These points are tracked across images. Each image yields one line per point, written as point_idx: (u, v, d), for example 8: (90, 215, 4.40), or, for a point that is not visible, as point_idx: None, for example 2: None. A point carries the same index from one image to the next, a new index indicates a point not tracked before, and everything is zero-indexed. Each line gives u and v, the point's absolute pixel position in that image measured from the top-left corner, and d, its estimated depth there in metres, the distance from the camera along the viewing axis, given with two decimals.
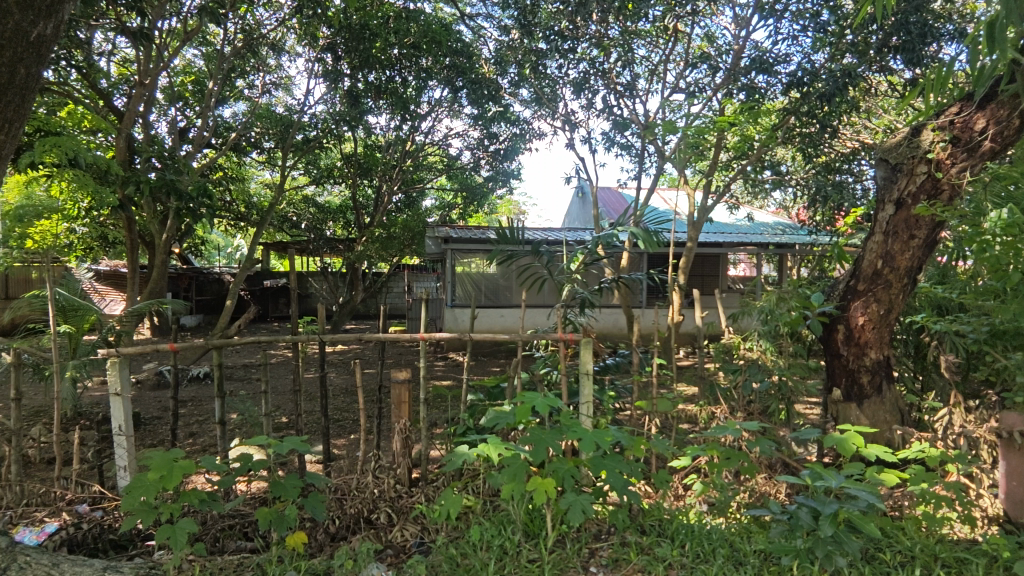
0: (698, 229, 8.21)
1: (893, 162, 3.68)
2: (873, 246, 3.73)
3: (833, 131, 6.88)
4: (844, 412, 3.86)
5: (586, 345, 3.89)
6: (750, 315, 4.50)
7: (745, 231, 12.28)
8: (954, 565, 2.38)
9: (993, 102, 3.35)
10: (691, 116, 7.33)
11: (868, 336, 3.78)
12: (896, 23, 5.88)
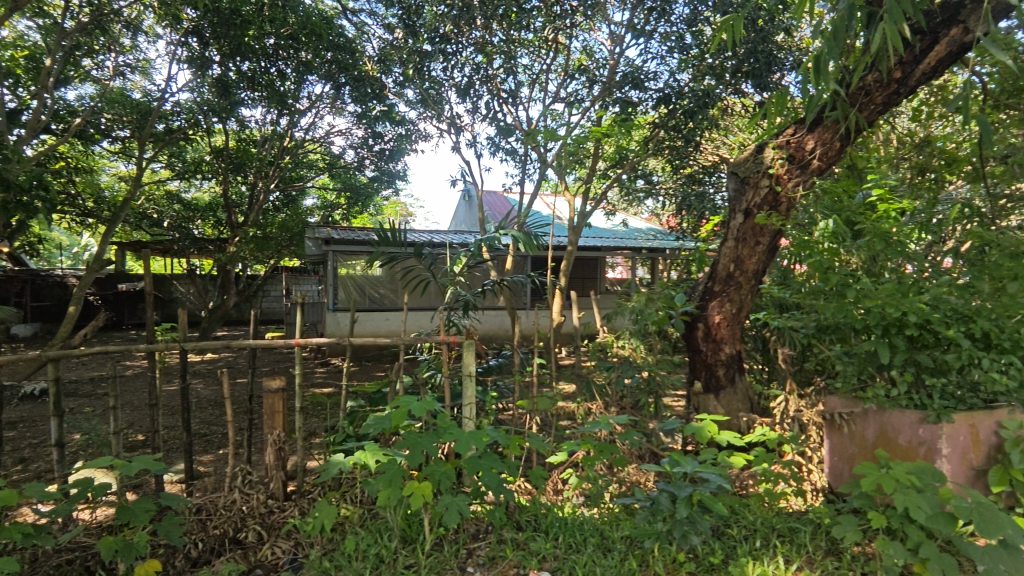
0: (578, 234, 8.56)
1: (742, 176, 4.07)
2: (726, 251, 4.11)
3: (695, 145, 7.48)
4: (703, 403, 4.20)
5: (468, 347, 3.90)
6: (623, 315, 4.77)
7: (622, 236, 13.01)
8: (787, 534, 2.68)
9: (819, 126, 3.83)
10: (571, 125, 7.64)
11: (723, 332, 4.15)
12: (747, 51, 6.50)
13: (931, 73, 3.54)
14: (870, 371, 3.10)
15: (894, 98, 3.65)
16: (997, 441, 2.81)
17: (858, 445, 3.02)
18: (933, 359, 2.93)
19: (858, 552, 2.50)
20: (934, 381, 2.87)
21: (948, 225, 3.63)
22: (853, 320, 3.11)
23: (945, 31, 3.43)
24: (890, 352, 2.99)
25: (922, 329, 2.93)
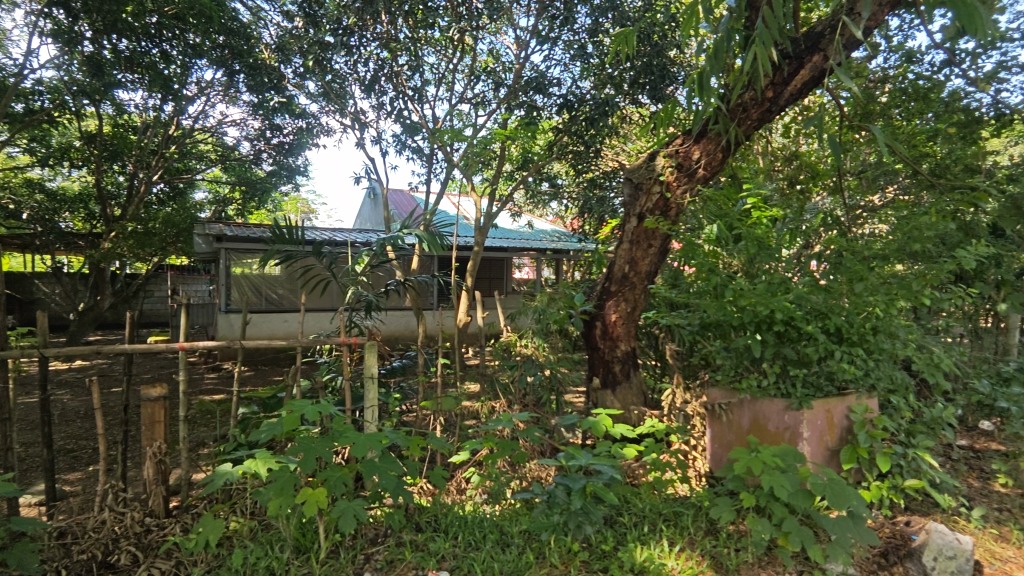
0: (484, 234, 8.61)
1: (636, 181, 4.29)
2: (622, 252, 4.31)
3: (597, 151, 7.76)
4: (601, 398, 4.38)
5: (370, 348, 3.80)
6: (526, 314, 4.86)
7: (528, 237, 13.23)
8: (672, 518, 2.87)
9: (704, 138, 4.11)
10: (477, 126, 7.67)
11: (619, 330, 4.34)
12: (643, 65, 6.84)
13: (797, 94, 3.92)
14: (746, 364, 3.38)
15: (767, 116, 4.00)
16: (849, 424, 3.14)
17: (735, 432, 3.28)
18: (797, 352, 3.25)
19: (732, 531, 2.72)
20: (797, 372, 3.19)
21: (812, 231, 4.03)
22: (730, 318, 3.38)
23: (809, 57, 3.79)
24: (761, 347, 3.28)
25: (788, 325, 3.24)
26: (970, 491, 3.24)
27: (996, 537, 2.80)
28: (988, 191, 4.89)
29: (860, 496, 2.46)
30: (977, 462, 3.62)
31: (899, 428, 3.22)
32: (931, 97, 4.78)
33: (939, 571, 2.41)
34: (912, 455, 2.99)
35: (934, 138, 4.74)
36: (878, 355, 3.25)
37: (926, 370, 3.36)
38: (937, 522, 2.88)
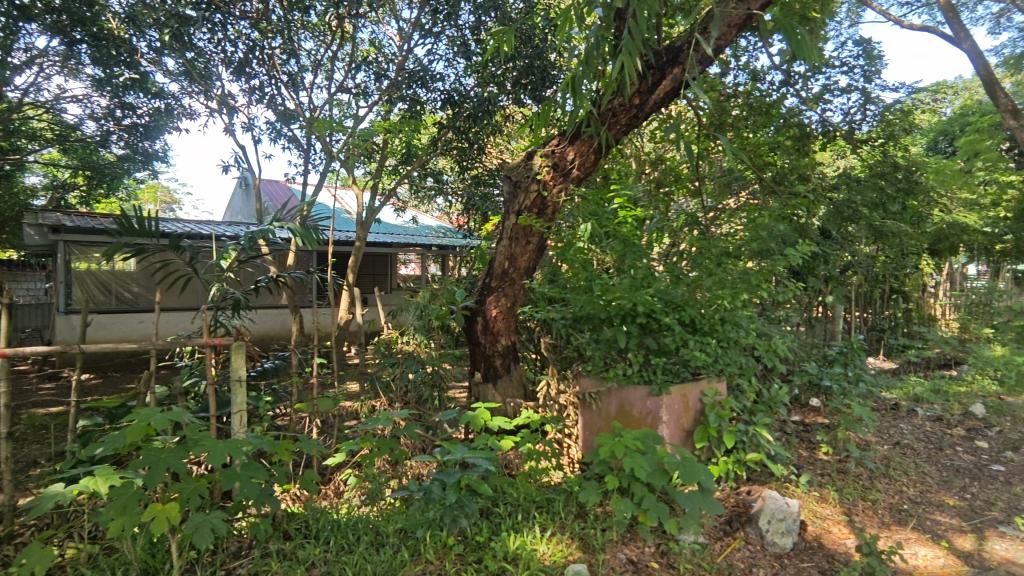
0: (366, 229, 8.36)
1: (514, 179, 4.38)
2: (502, 249, 4.38)
3: (481, 148, 7.81)
4: (482, 392, 4.41)
5: (237, 348, 3.51)
6: (408, 311, 4.79)
7: (413, 233, 13.03)
8: (545, 505, 2.98)
9: (578, 140, 4.27)
10: (358, 118, 7.42)
11: (500, 325, 4.38)
12: (524, 66, 7.02)
13: (660, 103, 4.20)
14: (613, 355, 3.60)
15: (634, 121, 4.25)
16: (701, 406, 3.45)
17: (604, 419, 3.50)
18: (657, 341, 3.51)
19: (599, 512, 2.88)
20: (657, 360, 3.45)
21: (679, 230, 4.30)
22: (600, 312, 3.56)
23: (670, 69, 4.08)
24: (627, 338, 3.51)
25: (650, 317, 3.50)
26: (800, 460, 3.69)
27: (818, 498, 3.23)
28: (815, 197, 5.59)
29: (707, 470, 2.71)
30: (807, 434, 4.14)
31: (742, 407, 3.59)
32: (772, 112, 5.36)
33: (772, 532, 2.74)
34: (752, 431, 3.36)
35: (776, 150, 5.40)
36: (726, 342, 3.60)
37: (765, 355, 3.78)
38: (772, 489, 3.26)
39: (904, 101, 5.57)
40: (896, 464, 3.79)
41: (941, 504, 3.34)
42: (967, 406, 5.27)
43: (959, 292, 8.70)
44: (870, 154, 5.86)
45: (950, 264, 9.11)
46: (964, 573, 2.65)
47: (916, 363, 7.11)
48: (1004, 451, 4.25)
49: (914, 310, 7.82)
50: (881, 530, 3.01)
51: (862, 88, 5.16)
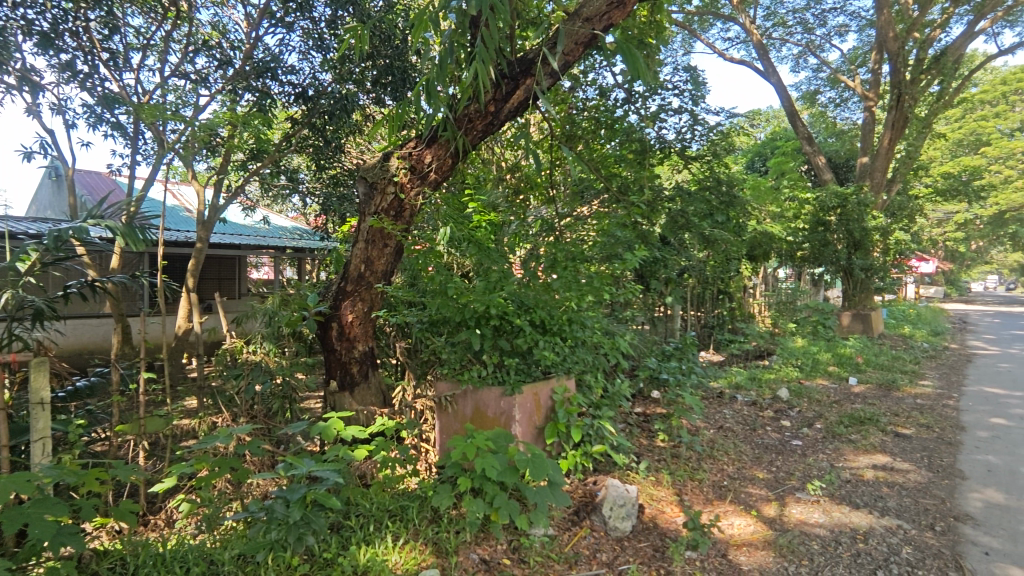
0: (208, 230, 7.62)
1: (370, 180, 4.25)
2: (357, 252, 4.15)
3: (339, 147, 7.47)
4: (339, 400, 4.18)
5: (38, 366, 3.00)
6: (255, 318, 4.43)
7: (264, 234, 12.13)
8: (399, 513, 2.92)
9: (435, 143, 4.22)
10: (198, 107, 6.75)
11: (356, 331, 4.16)
12: (384, 66, 6.86)
13: (514, 111, 4.29)
14: (468, 357, 3.65)
15: (490, 128, 4.30)
16: (551, 403, 3.60)
17: (459, 421, 3.53)
18: (510, 343, 3.60)
19: (453, 514, 2.89)
20: (510, 361, 3.54)
21: (537, 235, 4.43)
22: (456, 315, 3.56)
23: (523, 79, 4.18)
24: (481, 340, 3.56)
25: (503, 319, 3.57)
26: (639, 448, 4.01)
27: (653, 482, 3.53)
28: (654, 207, 6.14)
29: (555, 464, 2.84)
30: (647, 424, 4.51)
31: (589, 402, 3.82)
32: (616, 126, 5.79)
33: (614, 517, 2.94)
34: (596, 424, 3.58)
35: (620, 162, 5.84)
36: (574, 341, 3.79)
37: (610, 352, 4.05)
38: (614, 477, 3.51)
39: (726, 125, 6.31)
40: (720, 446, 4.26)
41: (753, 478, 3.82)
42: (775, 391, 6.10)
43: (771, 292, 10.05)
44: (699, 170, 6.56)
45: (765, 268, 10.49)
46: (769, 536, 3.04)
47: (738, 355, 8.07)
48: (801, 428, 4.98)
49: (736, 308, 8.88)
50: (705, 505, 3.38)
51: (690, 111, 5.76)
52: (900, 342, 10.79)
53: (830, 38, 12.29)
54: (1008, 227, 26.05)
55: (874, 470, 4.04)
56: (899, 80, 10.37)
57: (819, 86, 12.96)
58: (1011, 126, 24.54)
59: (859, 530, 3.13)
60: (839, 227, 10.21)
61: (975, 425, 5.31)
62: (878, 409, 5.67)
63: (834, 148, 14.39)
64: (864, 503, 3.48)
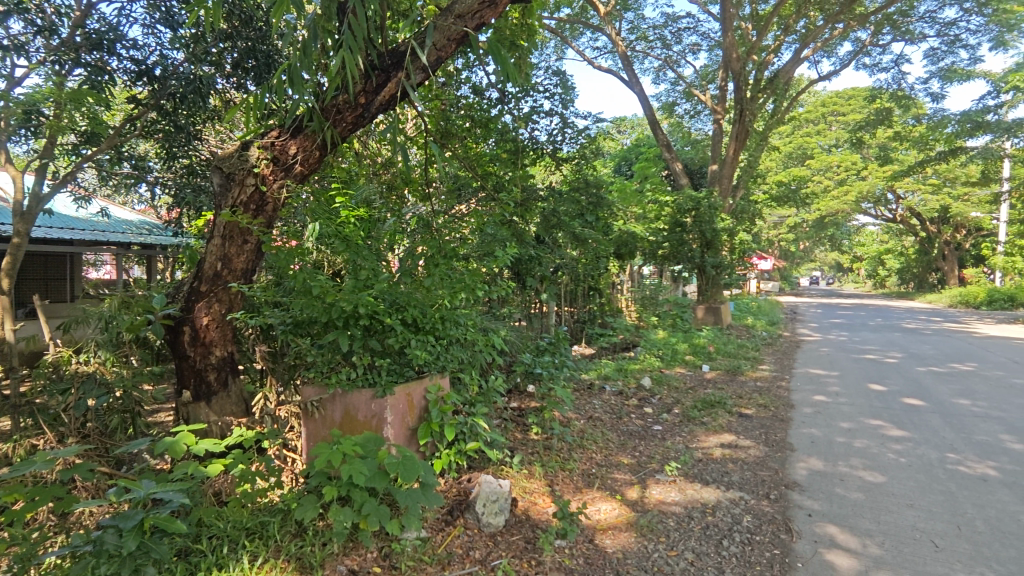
0: (30, 222, 6.55)
1: (226, 171, 3.88)
2: (212, 249, 3.75)
3: (194, 134, 6.69)
4: (194, 412, 3.79)
5: None
6: (87, 324, 3.89)
7: (103, 228, 10.73)
8: (258, 530, 2.71)
9: (301, 133, 3.95)
10: (13, 79, 5.75)
11: (212, 334, 3.78)
12: (246, 48, 6.32)
13: (386, 106, 4.08)
14: (338, 359, 3.47)
15: (361, 121, 4.06)
16: (425, 403, 3.54)
17: (328, 426, 3.37)
18: (381, 343, 3.47)
19: (318, 526, 2.74)
20: (381, 362, 3.41)
21: (412, 231, 4.33)
22: (322, 316, 3.36)
23: (394, 72, 4.00)
24: (350, 341, 3.39)
25: (373, 319, 3.42)
26: (513, 443, 4.09)
27: (526, 475, 3.61)
28: (527, 207, 6.29)
29: (427, 465, 2.82)
30: (521, 418, 4.61)
31: (463, 399, 3.80)
32: (490, 125, 5.85)
33: (487, 514, 2.97)
34: (471, 421, 3.58)
35: (494, 161, 5.90)
36: (447, 340, 3.72)
37: (485, 348, 4.05)
38: (489, 473, 3.53)
39: (593, 130, 6.63)
40: (589, 435, 4.47)
41: (618, 464, 4.05)
42: (639, 380, 6.53)
43: (636, 288, 10.77)
44: (569, 172, 6.85)
45: (631, 265, 11.21)
46: (631, 518, 3.24)
47: (607, 348, 8.54)
48: (661, 414, 5.38)
49: (606, 304, 9.40)
50: (574, 494, 3.52)
51: (560, 114, 5.97)
52: (744, 332, 12.10)
53: (685, 54, 13.38)
54: (827, 230, 30.26)
55: (721, 448, 4.47)
56: (742, 97, 11.54)
57: (677, 98, 14.10)
58: (829, 142, 28.47)
59: (709, 504, 3.44)
60: (693, 228, 11.18)
61: (801, 403, 6.07)
62: (725, 393, 6.29)
63: (690, 156, 15.73)
64: (713, 479, 3.83)
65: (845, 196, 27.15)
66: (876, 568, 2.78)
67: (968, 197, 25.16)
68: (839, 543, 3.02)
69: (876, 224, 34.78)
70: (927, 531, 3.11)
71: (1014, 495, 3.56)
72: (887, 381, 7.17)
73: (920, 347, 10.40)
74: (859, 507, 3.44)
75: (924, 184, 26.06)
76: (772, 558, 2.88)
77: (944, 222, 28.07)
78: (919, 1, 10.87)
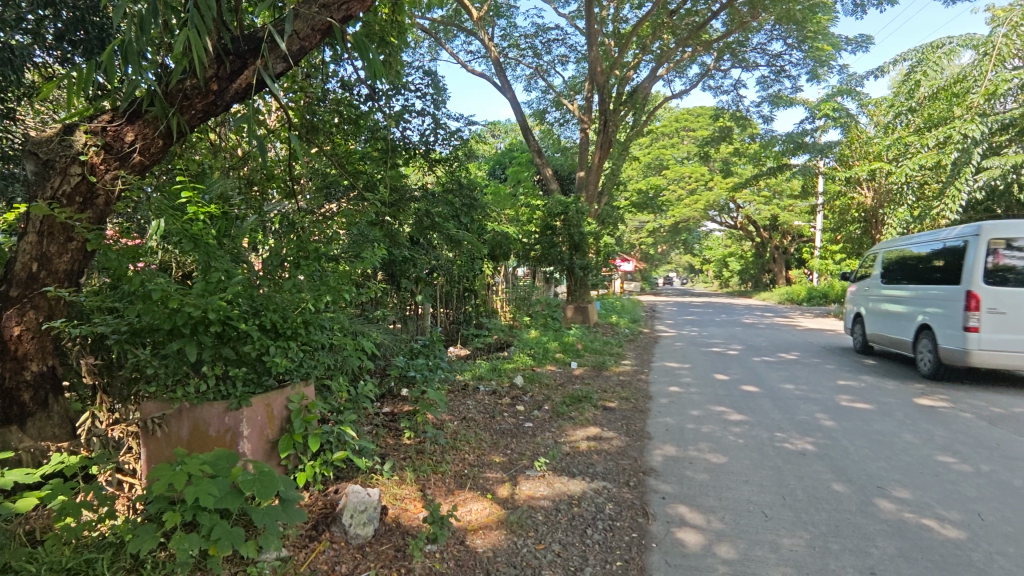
0: None
1: (43, 157, 3.36)
2: (25, 246, 3.21)
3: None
4: (2, 437, 3.24)
5: None
6: None
7: None
8: (81, 570, 2.38)
9: (139, 119, 3.52)
10: None
11: (27, 347, 3.25)
12: (73, 17, 5.05)
13: (242, 95, 3.75)
14: (185, 370, 3.11)
15: (213, 109, 3.70)
16: (286, 413, 3.32)
17: (172, 445, 3.05)
18: (235, 351, 3.18)
19: (158, 558, 2.46)
20: (235, 371, 3.13)
21: (275, 231, 4.02)
22: (162, 323, 2.99)
23: (251, 59, 3.69)
24: (198, 350, 3.05)
25: (225, 325, 3.11)
26: (384, 449, 3.99)
27: (397, 481, 3.54)
28: (401, 206, 6.16)
29: (288, 480, 2.67)
30: (393, 423, 4.52)
31: (331, 407, 3.61)
32: (360, 123, 5.71)
33: (354, 525, 2.86)
34: (337, 430, 3.41)
35: (364, 159, 5.82)
36: (312, 345, 3.49)
37: (357, 352, 3.87)
38: (357, 483, 3.41)
39: (467, 134, 6.66)
40: (462, 436, 4.49)
41: (491, 463, 4.10)
42: (512, 378, 6.68)
43: (510, 289, 10.99)
44: (444, 174, 6.78)
45: (506, 266, 11.42)
46: (502, 516, 3.29)
47: (481, 348, 8.63)
48: (532, 411, 5.54)
49: (480, 305, 9.49)
50: (446, 496, 3.51)
51: (432, 114, 5.94)
52: (609, 329, 12.86)
53: (554, 65, 13.93)
54: (681, 235, 33.14)
55: (587, 441, 4.70)
56: (606, 109, 12.26)
57: (547, 106, 14.64)
58: (682, 155, 31.06)
59: (575, 496, 3.60)
60: (563, 231, 11.69)
61: (658, 394, 6.58)
62: (591, 388, 6.65)
63: (559, 162, 16.38)
64: (579, 471, 4.02)
65: (695, 205, 29.92)
66: (718, 540, 3.09)
67: (792, 208, 28.93)
68: (688, 521, 3.31)
69: (721, 230, 38.68)
70: (760, 503, 3.52)
71: (825, 466, 4.14)
72: (729, 371, 8.01)
73: (755, 339, 11.76)
74: (704, 487, 3.79)
75: (758, 196, 29.55)
76: (631, 541, 3.08)
77: (774, 229, 31.99)
78: (752, 34, 12.29)
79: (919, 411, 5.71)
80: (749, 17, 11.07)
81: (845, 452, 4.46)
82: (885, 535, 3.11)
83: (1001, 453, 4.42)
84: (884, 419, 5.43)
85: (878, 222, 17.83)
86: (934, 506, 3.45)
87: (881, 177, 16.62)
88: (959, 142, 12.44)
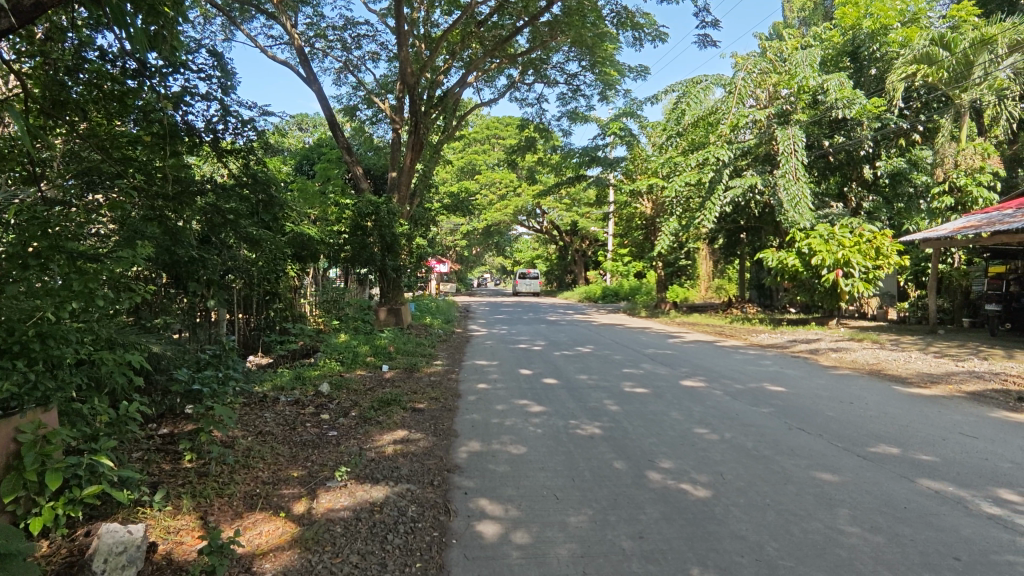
0: None
1: None
2: None
3: None
4: None
5: None
6: None
7: None
8: None
9: None
10: None
11: None
12: None
13: None
14: None
15: None
16: (15, 448, 2.72)
17: None
18: None
19: None
20: None
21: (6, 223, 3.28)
22: None
23: None
24: None
25: None
26: (156, 477, 3.50)
27: (171, 513, 3.12)
28: (183, 198, 5.01)
29: (7, 532, 2.18)
30: (170, 446, 4.01)
31: (82, 435, 3.02)
32: (128, 101, 4.84)
33: (109, 570, 2.44)
34: (88, 462, 2.88)
35: (134, 144, 4.92)
36: (51, 364, 2.89)
37: (122, 366, 3.28)
38: (116, 520, 2.93)
39: (263, 125, 6.07)
40: (255, 452, 4.12)
41: (287, 478, 3.83)
42: (318, 386, 6.34)
43: (318, 291, 10.47)
44: (238, 166, 5.97)
45: (315, 269, 10.82)
46: (296, 534, 3.09)
47: (284, 356, 8.02)
48: (338, 418, 5.31)
49: (285, 310, 8.84)
50: (232, 521, 3.19)
51: (220, 100, 5.34)
52: (422, 331, 12.93)
53: (365, 61, 13.53)
54: (493, 239, 34.56)
55: (394, 445, 4.65)
56: (416, 111, 12.01)
57: (357, 103, 14.12)
58: (493, 162, 32.86)
59: (376, 503, 3.52)
60: (374, 232, 11.30)
61: (467, 392, 6.74)
62: (401, 390, 6.57)
63: (372, 161, 16.02)
64: (382, 476, 3.94)
65: (505, 210, 31.64)
66: (514, 527, 3.27)
67: (589, 215, 31.81)
68: (487, 513, 3.44)
69: (529, 235, 41.20)
70: (552, 487, 3.80)
71: (609, 446, 4.64)
72: (532, 366, 8.55)
73: (556, 335, 12.75)
74: (504, 478, 3.98)
75: (561, 203, 32.23)
76: (431, 541, 3.11)
77: (574, 233, 34.97)
78: (552, 53, 13.29)
79: (683, 392, 6.69)
80: (548, 37, 11.89)
81: (625, 432, 5.03)
82: (653, 501, 3.58)
83: (739, 422, 5.37)
84: (657, 400, 6.24)
85: (656, 230, 20.46)
86: (690, 472, 4.06)
87: (657, 192, 19.18)
88: (714, 164, 14.92)
